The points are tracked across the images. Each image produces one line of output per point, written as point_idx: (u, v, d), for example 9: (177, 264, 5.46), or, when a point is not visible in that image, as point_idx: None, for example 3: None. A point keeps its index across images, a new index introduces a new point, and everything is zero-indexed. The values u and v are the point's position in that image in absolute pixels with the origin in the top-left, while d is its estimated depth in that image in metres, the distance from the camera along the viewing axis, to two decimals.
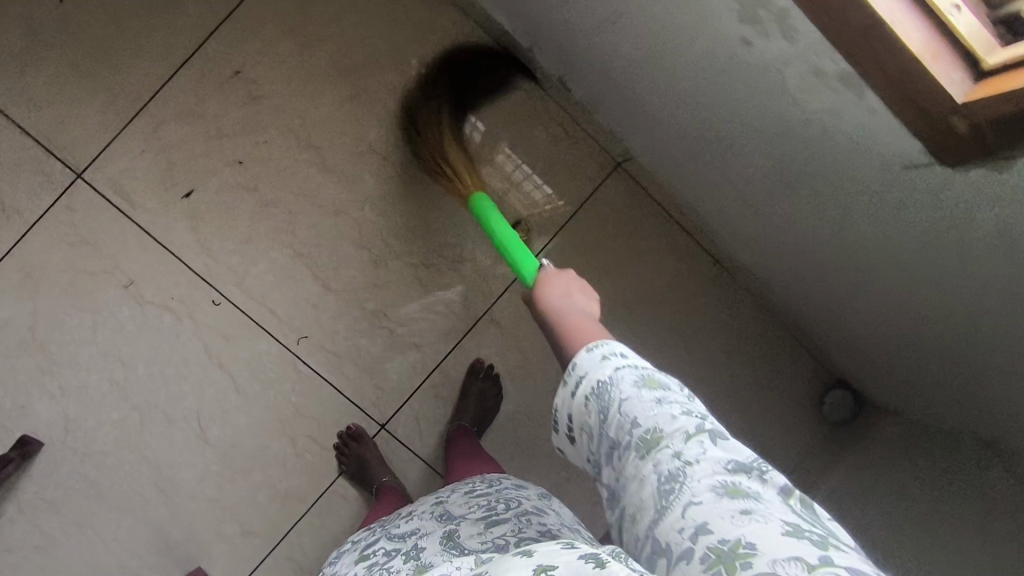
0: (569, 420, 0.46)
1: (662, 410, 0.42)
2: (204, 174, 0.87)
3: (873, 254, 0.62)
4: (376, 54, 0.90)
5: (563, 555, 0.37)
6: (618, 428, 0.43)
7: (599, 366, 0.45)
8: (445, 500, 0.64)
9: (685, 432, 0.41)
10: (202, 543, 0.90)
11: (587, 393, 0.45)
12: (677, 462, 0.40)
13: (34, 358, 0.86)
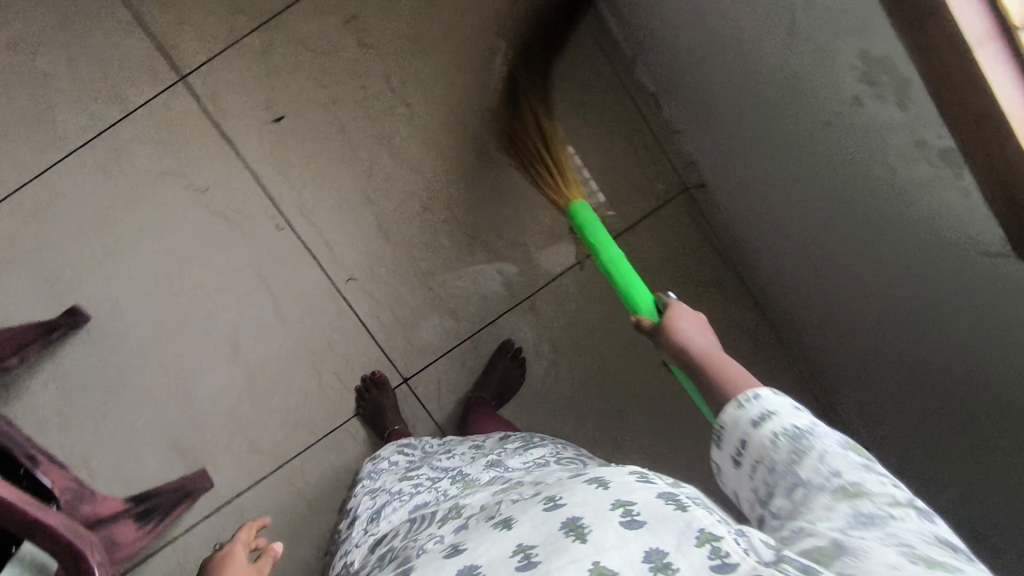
0: (741, 449, 0.43)
1: (866, 473, 0.40)
2: (298, 105, 0.91)
3: (918, 331, 0.63)
4: (484, 31, 0.93)
5: (642, 492, 0.41)
6: (806, 469, 0.40)
7: (789, 411, 0.43)
8: (481, 443, 0.72)
9: (888, 495, 0.38)
10: (210, 450, 0.93)
11: (772, 431, 0.42)
12: (880, 515, 0.37)
13: (99, 238, 0.90)
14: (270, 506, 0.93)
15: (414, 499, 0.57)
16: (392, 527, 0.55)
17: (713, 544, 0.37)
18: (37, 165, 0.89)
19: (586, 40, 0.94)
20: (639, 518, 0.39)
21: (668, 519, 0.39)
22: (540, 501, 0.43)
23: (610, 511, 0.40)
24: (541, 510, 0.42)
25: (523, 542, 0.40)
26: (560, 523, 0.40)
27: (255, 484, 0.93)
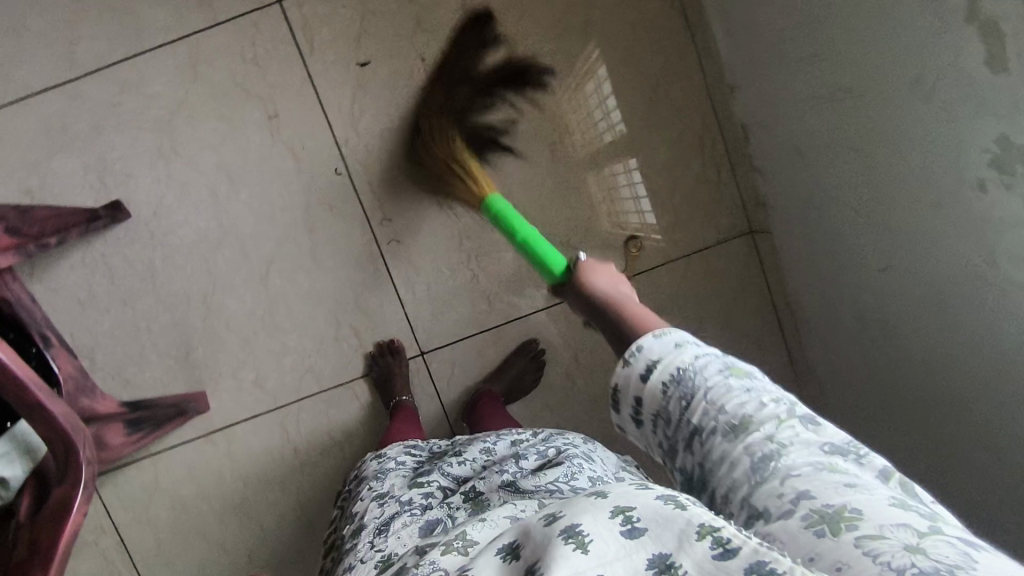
0: (640, 405, 0.44)
1: (749, 401, 0.40)
2: (385, 55, 0.89)
3: (982, 444, 0.59)
4: (589, 23, 0.90)
5: (641, 496, 0.38)
6: (698, 414, 0.41)
7: (668, 349, 0.44)
8: (490, 447, 0.70)
9: (777, 415, 0.39)
10: (217, 374, 0.93)
11: (663, 380, 0.43)
12: (770, 445, 0.38)
13: (158, 140, 0.89)
14: (263, 442, 0.94)
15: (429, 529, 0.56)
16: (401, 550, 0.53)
17: (714, 536, 0.34)
18: (112, 50, 0.87)
19: (691, 55, 0.90)
20: (639, 524, 0.36)
21: (667, 518, 0.35)
22: (541, 517, 0.40)
23: (609, 521, 0.36)
24: (541, 526, 0.38)
25: (526, 562, 0.37)
26: (559, 531, 0.37)
27: (254, 418, 0.94)
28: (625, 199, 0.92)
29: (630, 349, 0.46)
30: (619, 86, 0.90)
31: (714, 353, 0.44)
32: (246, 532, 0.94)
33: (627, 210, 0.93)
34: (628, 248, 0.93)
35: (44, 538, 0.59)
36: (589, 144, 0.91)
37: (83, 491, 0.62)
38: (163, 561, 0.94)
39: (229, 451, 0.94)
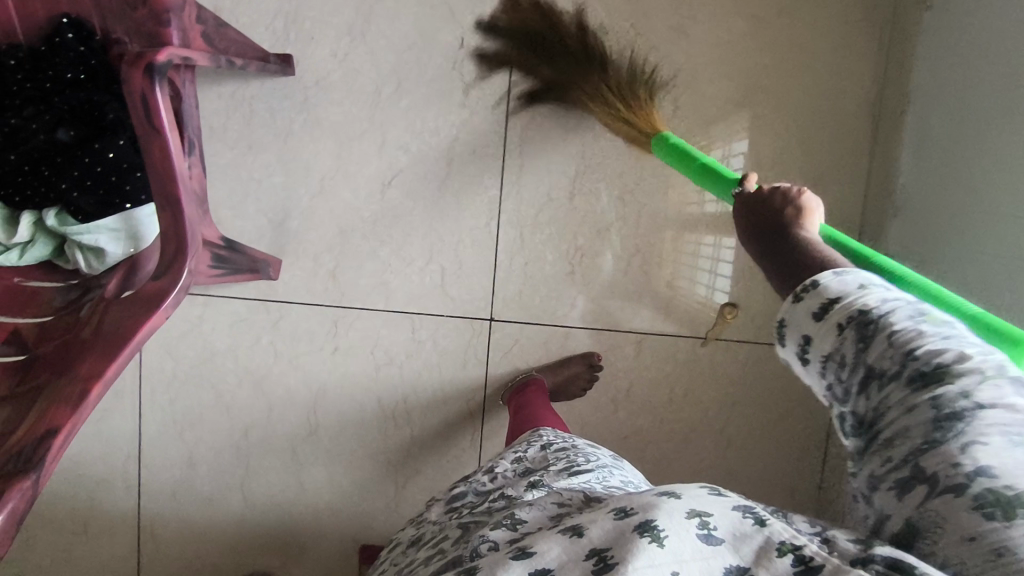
0: (809, 344, 0.41)
1: (946, 348, 0.36)
2: (590, 40, 0.89)
3: None
4: (788, 95, 0.89)
5: (716, 504, 0.40)
6: (878, 358, 0.38)
7: (853, 289, 0.41)
8: (522, 454, 0.75)
9: (977, 370, 0.35)
10: (301, 251, 0.94)
11: (840, 321, 0.40)
12: (963, 399, 0.34)
13: (351, 19, 0.91)
14: (313, 330, 0.96)
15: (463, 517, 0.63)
16: (440, 535, 0.61)
17: (794, 555, 0.35)
18: None
19: (864, 168, 0.90)
20: (715, 532, 0.37)
21: (748, 536, 0.37)
22: (611, 511, 0.41)
23: (687, 521, 0.38)
24: (611, 518, 0.40)
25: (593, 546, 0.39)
26: (635, 526, 0.38)
27: (315, 305, 0.95)
28: (741, 268, 0.93)
29: (804, 283, 0.43)
30: (787, 165, 0.90)
31: (905, 300, 0.40)
32: (260, 401, 0.97)
33: (710, 278, 0.93)
34: (723, 313, 0.94)
35: (122, 328, 0.60)
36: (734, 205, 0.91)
37: (173, 298, 0.62)
38: (173, 392, 0.96)
39: (279, 323, 0.95)
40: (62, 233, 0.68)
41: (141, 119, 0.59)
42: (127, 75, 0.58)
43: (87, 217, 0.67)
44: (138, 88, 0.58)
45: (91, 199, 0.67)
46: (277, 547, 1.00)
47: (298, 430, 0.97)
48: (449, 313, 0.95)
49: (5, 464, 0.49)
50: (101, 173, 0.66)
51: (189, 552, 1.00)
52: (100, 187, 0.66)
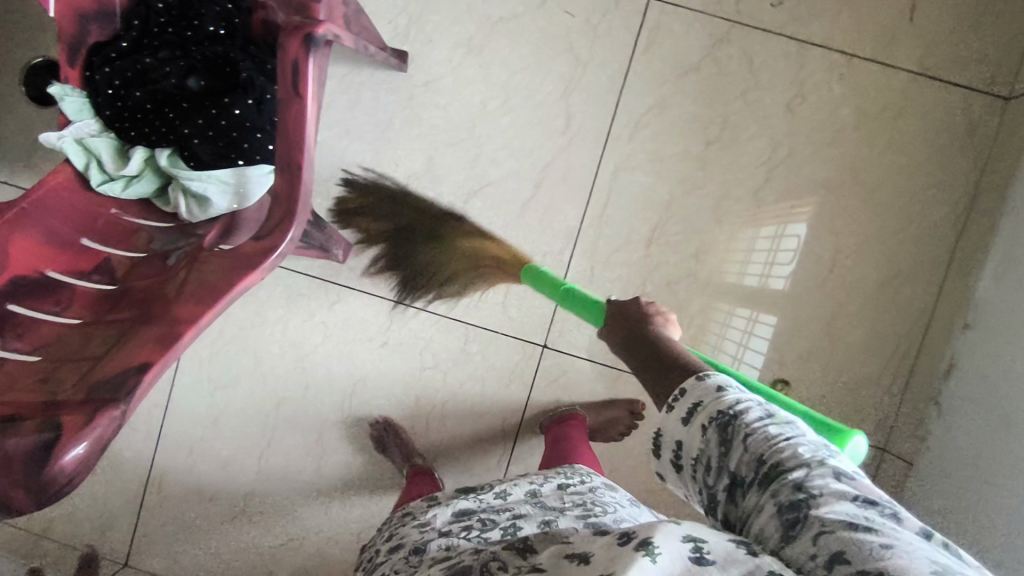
0: (681, 449, 0.46)
1: (790, 447, 0.40)
2: (697, 99, 0.92)
3: None
4: (877, 192, 0.91)
5: (713, 533, 0.37)
6: (736, 460, 0.42)
7: (711, 392, 0.46)
8: (531, 489, 0.70)
9: (808, 462, 0.38)
10: (374, 242, 0.96)
11: (704, 421, 0.45)
12: (801, 491, 0.37)
13: (473, 30, 0.92)
14: (367, 319, 0.96)
15: (465, 538, 0.59)
16: (439, 550, 0.58)
17: None
18: None
19: (940, 276, 0.91)
20: (708, 557, 0.35)
21: (739, 560, 0.35)
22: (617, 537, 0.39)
23: (681, 542, 0.35)
24: (616, 543, 0.38)
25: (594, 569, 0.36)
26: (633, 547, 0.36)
27: (374, 295, 0.96)
28: (799, 348, 0.94)
29: (677, 390, 0.49)
30: (864, 258, 0.92)
31: (755, 402, 0.45)
32: (298, 378, 0.96)
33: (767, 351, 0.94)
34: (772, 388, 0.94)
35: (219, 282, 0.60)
36: (804, 284, 0.93)
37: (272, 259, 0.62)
38: (216, 350, 0.96)
39: (335, 305, 0.96)
40: (169, 174, 0.69)
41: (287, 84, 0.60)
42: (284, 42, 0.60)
43: (198, 165, 0.68)
44: (291, 54, 0.60)
45: (207, 148, 0.68)
46: (280, 528, 0.98)
47: (329, 415, 0.96)
48: (503, 330, 0.95)
49: (94, 393, 0.49)
50: (226, 127, 0.68)
51: (191, 514, 0.98)
52: (221, 139, 0.68)
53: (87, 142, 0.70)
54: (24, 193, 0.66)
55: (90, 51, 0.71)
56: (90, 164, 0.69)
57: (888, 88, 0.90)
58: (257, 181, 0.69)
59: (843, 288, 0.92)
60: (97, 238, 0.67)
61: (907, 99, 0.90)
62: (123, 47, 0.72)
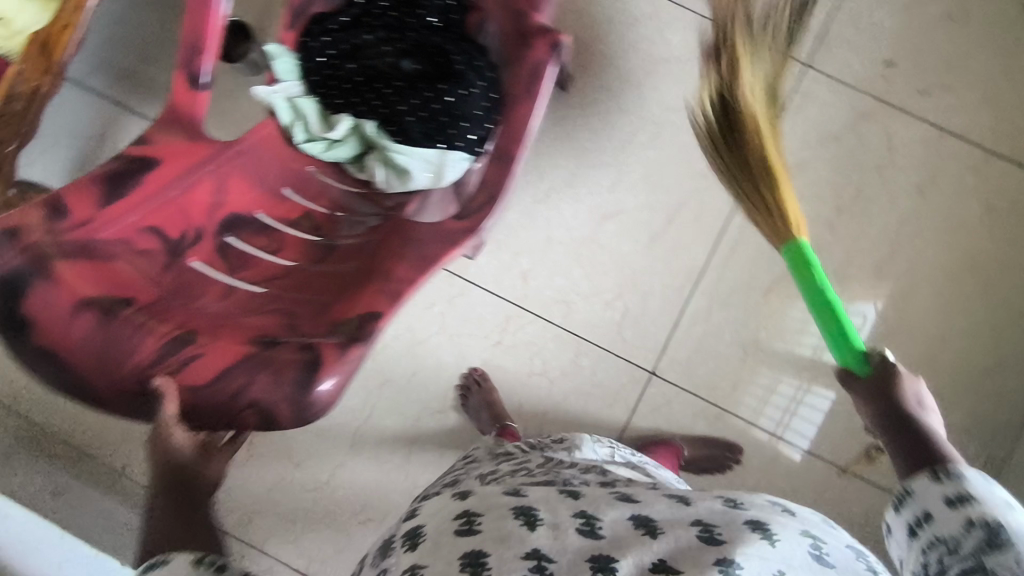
0: (926, 521, 0.49)
1: None
2: (836, 165, 0.97)
3: None
4: (990, 280, 0.96)
5: None
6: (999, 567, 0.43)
7: (996, 501, 0.47)
8: (596, 451, 0.74)
9: None
10: (504, 245, 0.99)
11: (972, 517, 0.47)
12: None
13: (635, 64, 0.97)
14: (484, 317, 0.99)
15: (535, 467, 0.66)
16: (511, 470, 0.66)
17: None
18: None
19: None
20: None
21: None
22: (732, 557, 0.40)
23: None
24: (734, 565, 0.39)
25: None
26: None
27: (495, 296, 0.99)
28: None
29: (949, 468, 0.51)
30: (969, 341, 0.96)
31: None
32: (409, 361, 0.99)
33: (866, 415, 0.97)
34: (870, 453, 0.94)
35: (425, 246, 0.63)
36: (910, 356, 0.97)
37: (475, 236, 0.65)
38: None
39: (456, 299, 0.99)
40: (374, 145, 0.72)
41: (528, 83, 0.70)
42: (534, 50, 0.71)
43: (406, 141, 0.71)
44: (537, 59, 0.70)
45: (417, 128, 0.71)
46: (359, 507, 0.98)
47: (431, 403, 0.98)
48: (613, 351, 0.98)
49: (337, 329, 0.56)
50: (438, 111, 0.72)
51: (275, 477, 0.99)
52: (431, 121, 0.71)
53: (297, 101, 0.73)
54: (237, 139, 0.68)
55: (310, 23, 0.77)
56: (297, 123, 0.71)
57: (1013, 188, 0.96)
58: (455, 166, 0.71)
59: (946, 367, 0.96)
60: (301, 184, 0.70)
61: None
62: (344, 22, 0.76)
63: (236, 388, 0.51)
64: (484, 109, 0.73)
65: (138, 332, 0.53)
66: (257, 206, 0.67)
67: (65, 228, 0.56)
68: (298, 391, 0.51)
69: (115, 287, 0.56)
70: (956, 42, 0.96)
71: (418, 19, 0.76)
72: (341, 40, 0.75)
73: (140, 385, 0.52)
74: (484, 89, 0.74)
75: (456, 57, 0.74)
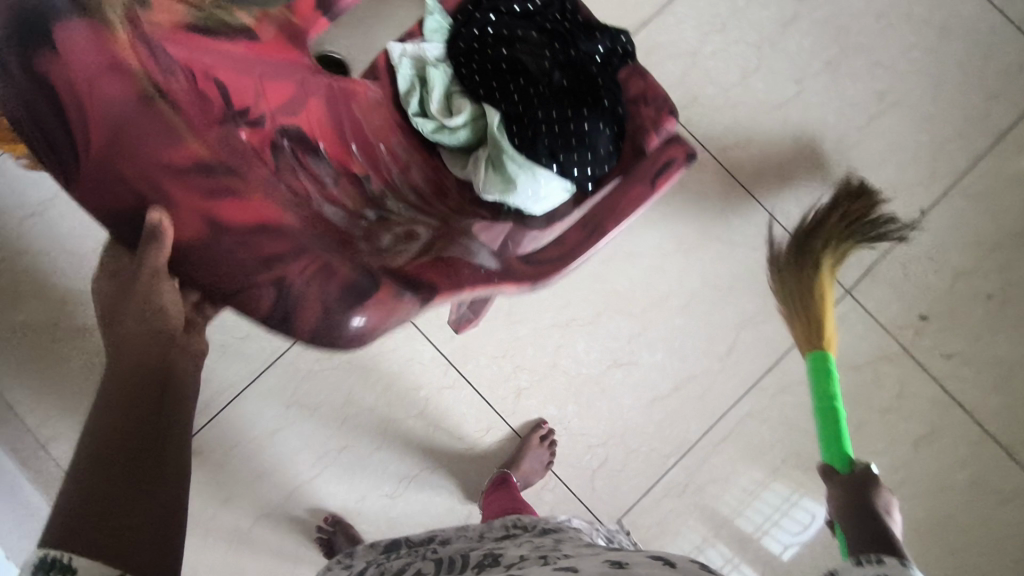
0: None
1: None
2: (847, 393, 0.98)
3: None
4: (958, 557, 0.96)
5: (589, 562, 0.60)
6: None
7: None
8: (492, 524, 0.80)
9: None
10: (507, 353, 0.97)
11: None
12: None
13: (693, 232, 0.98)
14: (463, 414, 0.97)
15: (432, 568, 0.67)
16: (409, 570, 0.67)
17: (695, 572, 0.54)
18: (752, 174, 1.00)
19: None
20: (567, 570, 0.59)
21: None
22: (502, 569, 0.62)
23: (535, 565, 0.61)
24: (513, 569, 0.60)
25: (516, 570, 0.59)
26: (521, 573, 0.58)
27: (484, 400, 0.97)
28: None
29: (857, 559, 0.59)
30: None
31: None
32: (377, 432, 0.97)
33: None
34: None
35: (445, 277, 0.65)
36: None
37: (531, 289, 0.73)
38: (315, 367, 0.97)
39: (445, 390, 0.97)
40: (490, 138, 0.78)
41: (649, 175, 0.77)
42: (666, 146, 0.78)
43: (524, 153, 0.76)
44: (670, 157, 0.77)
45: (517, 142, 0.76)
46: (271, 562, 0.94)
47: (381, 485, 0.96)
48: (579, 496, 0.95)
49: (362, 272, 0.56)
50: (569, 132, 0.75)
51: (201, 501, 0.95)
52: (562, 138, 0.75)
53: (430, 74, 0.81)
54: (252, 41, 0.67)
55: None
56: (416, 95, 0.80)
57: (1001, 476, 0.97)
58: (527, 187, 0.76)
59: None
60: (350, 122, 0.75)
61: (1013, 492, 0.97)
62: (517, 12, 0.82)
63: (268, 257, 0.52)
64: (611, 148, 0.78)
65: (170, 140, 0.50)
66: (321, 138, 0.71)
67: (150, 31, 0.54)
68: (335, 301, 0.53)
69: (101, 60, 0.49)
70: (987, 319, 0.99)
71: (587, 38, 0.80)
72: (511, 28, 0.81)
73: (135, 199, 0.49)
74: (620, 130, 0.79)
75: (606, 91, 0.78)
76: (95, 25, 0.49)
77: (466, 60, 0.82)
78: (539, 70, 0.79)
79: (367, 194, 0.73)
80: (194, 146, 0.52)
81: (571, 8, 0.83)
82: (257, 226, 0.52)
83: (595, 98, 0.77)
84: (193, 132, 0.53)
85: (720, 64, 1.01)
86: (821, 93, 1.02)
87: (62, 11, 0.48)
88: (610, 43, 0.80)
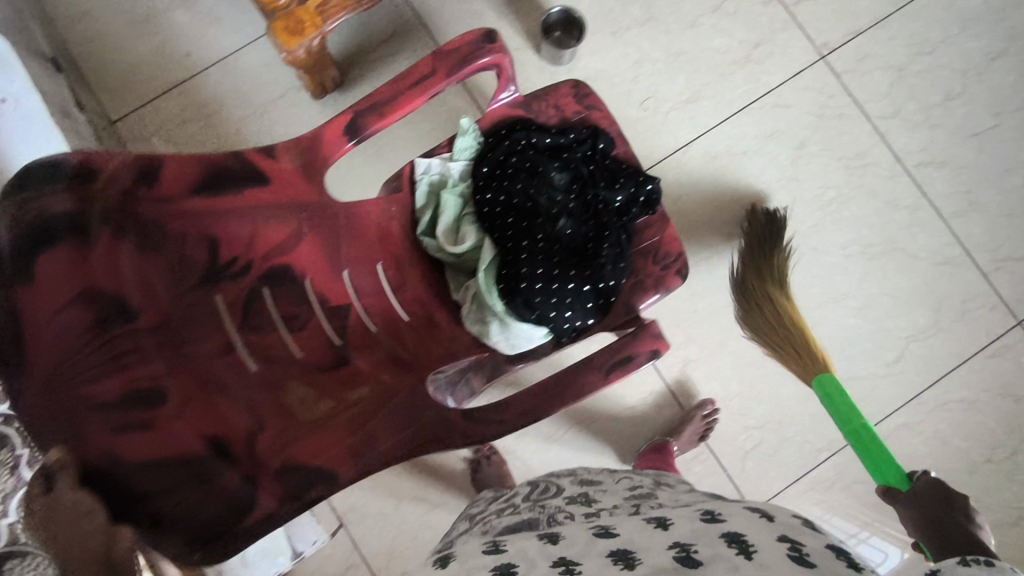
0: None
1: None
2: (1006, 423, 0.98)
3: None
4: None
5: (681, 516, 0.53)
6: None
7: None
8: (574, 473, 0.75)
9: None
10: (681, 323, 0.99)
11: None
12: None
13: (874, 239, 1.01)
14: (629, 374, 0.99)
15: (512, 510, 0.65)
16: (487, 518, 0.65)
17: (793, 547, 0.45)
18: (940, 194, 1.02)
19: None
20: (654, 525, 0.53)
21: (707, 536, 0.47)
22: (585, 516, 0.58)
23: (624, 517, 0.56)
24: (596, 521, 0.55)
25: (597, 524, 0.54)
26: (602, 526, 0.53)
27: (649, 363, 0.99)
28: None
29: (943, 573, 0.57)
30: None
31: None
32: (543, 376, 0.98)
33: None
34: None
35: (377, 450, 0.58)
36: None
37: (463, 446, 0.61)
38: None
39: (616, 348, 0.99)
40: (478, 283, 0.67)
41: (607, 363, 0.63)
42: (641, 338, 0.64)
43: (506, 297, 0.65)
44: (635, 352, 0.63)
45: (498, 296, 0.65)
46: (425, 485, 0.96)
47: (537, 428, 0.98)
48: (728, 472, 0.97)
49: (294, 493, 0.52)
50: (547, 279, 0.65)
51: None
52: (542, 280, 0.65)
53: (443, 197, 0.70)
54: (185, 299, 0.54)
55: (521, 119, 0.71)
56: (428, 212, 0.70)
57: None
58: (518, 334, 0.65)
59: None
60: (337, 255, 0.66)
61: None
62: (545, 143, 0.70)
63: (194, 478, 0.47)
64: (593, 303, 0.66)
65: (103, 367, 0.45)
66: (310, 274, 0.64)
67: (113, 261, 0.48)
68: (218, 520, 0.47)
69: (68, 281, 0.45)
70: None
71: (607, 184, 0.68)
72: (537, 148, 0.70)
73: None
74: (611, 291, 0.66)
75: (609, 253, 0.65)
76: (109, 237, 0.49)
77: (478, 180, 0.70)
78: (538, 242, 0.66)
79: (337, 356, 0.64)
80: (109, 435, 0.43)
81: (602, 148, 0.70)
82: (171, 457, 0.46)
83: (597, 248, 0.66)
84: (139, 341, 0.49)
85: (925, 84, 1.04)
86: (1019, 129, 1.04)
87: (66, 164, 0.48)
88: (632, 189, 0.68)
